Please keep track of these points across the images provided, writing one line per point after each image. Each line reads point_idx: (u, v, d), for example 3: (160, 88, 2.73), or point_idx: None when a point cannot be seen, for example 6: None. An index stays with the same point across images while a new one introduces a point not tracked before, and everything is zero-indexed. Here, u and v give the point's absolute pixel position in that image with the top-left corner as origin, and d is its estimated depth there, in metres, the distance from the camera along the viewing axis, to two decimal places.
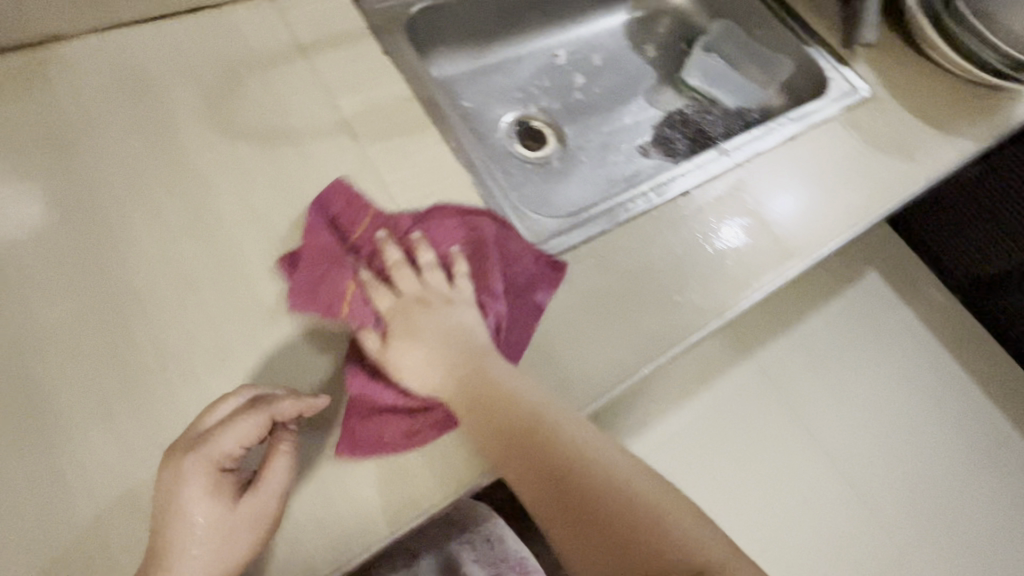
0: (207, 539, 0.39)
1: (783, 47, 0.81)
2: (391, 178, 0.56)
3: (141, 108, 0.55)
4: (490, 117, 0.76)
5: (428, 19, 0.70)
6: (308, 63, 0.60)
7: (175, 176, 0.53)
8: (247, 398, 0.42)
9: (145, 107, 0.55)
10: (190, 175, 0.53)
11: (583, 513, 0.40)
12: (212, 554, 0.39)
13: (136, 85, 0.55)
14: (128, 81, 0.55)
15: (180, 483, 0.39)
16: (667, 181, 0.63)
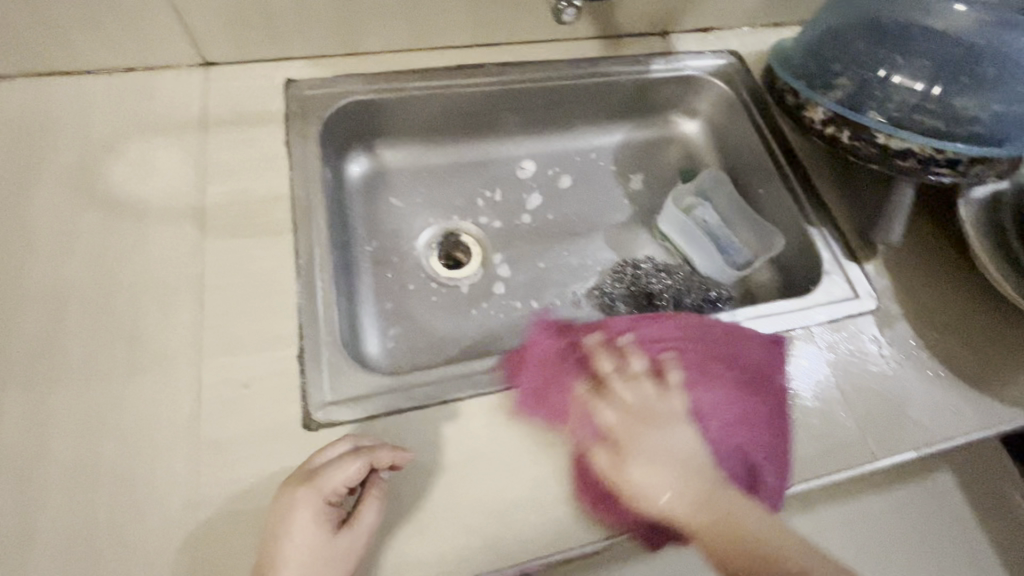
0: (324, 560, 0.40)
1: (785, 218, 0.67)
2: (215, 281, 0.51)
3: (11, 174, 0.53)
4: (417, 221, 0.70)
5: (367, 111, 0.66)
6: (203, 140, 0.58)
7: (18, 254, 0.50)
8: (351, 446, 0.43)
9: (16, 174, 0.53)
10: (32, 257, 0.50)
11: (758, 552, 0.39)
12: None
13: (16, 146, 0.55)
14: (9, 140, 0.55)
15: (293, 510, 0.40)
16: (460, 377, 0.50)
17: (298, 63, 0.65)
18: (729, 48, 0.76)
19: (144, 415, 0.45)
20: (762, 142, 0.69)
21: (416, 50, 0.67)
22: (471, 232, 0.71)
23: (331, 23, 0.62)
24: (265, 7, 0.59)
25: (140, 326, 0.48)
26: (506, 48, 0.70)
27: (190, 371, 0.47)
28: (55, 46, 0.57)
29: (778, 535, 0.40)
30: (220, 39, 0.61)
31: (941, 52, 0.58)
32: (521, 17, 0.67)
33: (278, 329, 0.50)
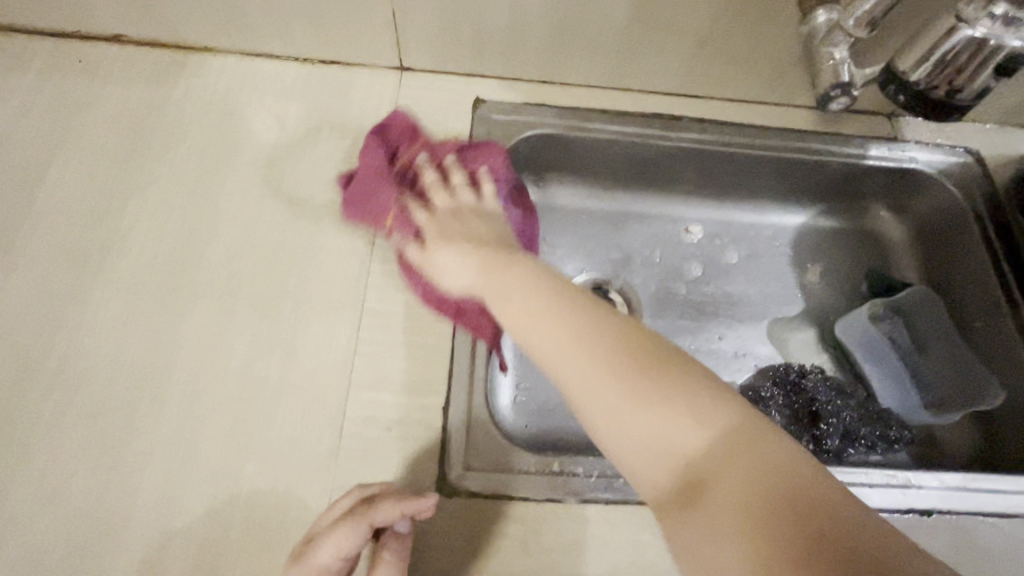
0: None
1: (1009, 368, 0.56)
2: (375, 307, 0.49)
3: (207, 149, 0.54)
4: (566, 267, 0.65)
5: (547, 145, 0.62)
6: (387, 150, 0.57)
7: (198, 231, 0.50)
8: (355, 499, 0.38)
9: (211, 149, 0.54)
10: (210, 238, 0.50)
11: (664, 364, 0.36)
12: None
13: (217, 121, 0.56)
14: (212, 114, 0.56)
15: None
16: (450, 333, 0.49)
17: (492, 83, 0.61)
18: (970, 146, 0.64)
19: (283, 432, 0.43)
20: (997, 267, 0.58)
21: (614, 90, 0.62)
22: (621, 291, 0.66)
23: (538, 50, 0.58)
24: (478, 24, 0.56)
25: (296, 336, 0.47)
26: (710, 104, 0.63)
27: (338, 399, 0.45)
28: (272, 30, 0.57)
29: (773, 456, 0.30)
30: (424, 49, 0.59)
31: None
32: (740, 76, 0.60)
33: (429, 375, 0.47)
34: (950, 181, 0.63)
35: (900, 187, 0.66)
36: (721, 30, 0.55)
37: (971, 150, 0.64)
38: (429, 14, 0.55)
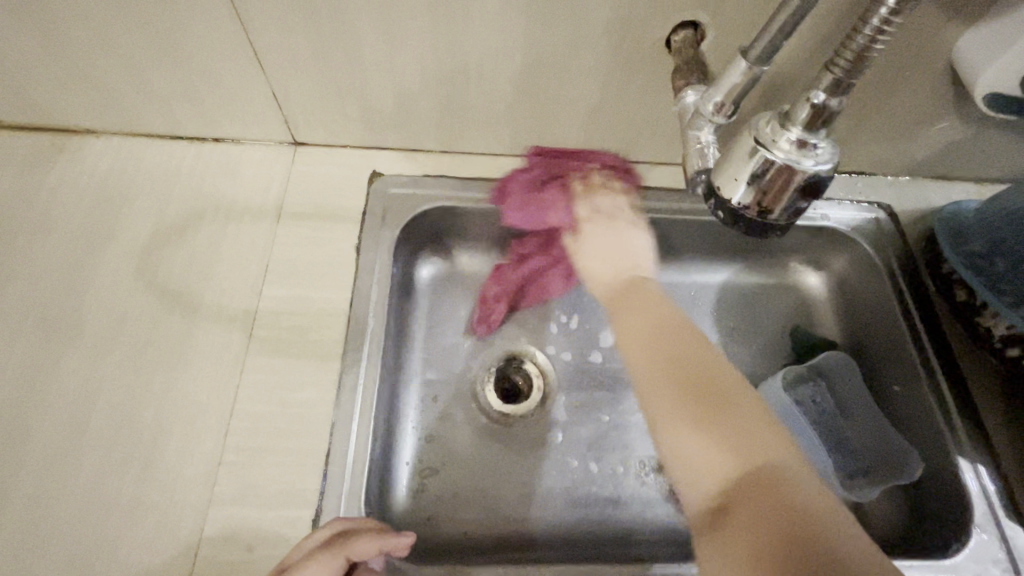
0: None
1: (928, 437, 0.53)
2: (245, 407, 0.46)
3: (78, 238, 0.52)
4: (477, 339, 0.62)
5: (449, 215, 0.60)
6: (274, 231, 0.55)
7: (57, 330, 0.47)
8: (334, 532, 0.39)
9: (81, 238, 0.52)
10: (70, 336, 0.47)
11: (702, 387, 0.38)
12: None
13: (90, 207, 0.53)
14: (86, 199, 0.54)
15: None
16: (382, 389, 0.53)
17: (389, 155, 0.60)
18: (881, 201, 0.63)
19: (128, 557, 0.40)
20: (911, 329, 0.56)
21: (517, 157, 0.61)
22: (536, 362, 0.63)
23: (431, 122, 0.57)
24: (364, 101, 0.54)
25: (154, 443, 0.44)
26: (616, 168, 0.62)
27: (195, 518, 0.41)
28: (153, 112, 0.55)
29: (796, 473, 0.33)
30: (314, 125, 0.57)
31: None
32: (640, 141, 0.59)
33: (299, 483, 0.43)
34: (860, 241, 0.62)
35: (816, 243, 0.64)
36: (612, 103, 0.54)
37: (882, 206, 0.63)
38: (311, 92, 0.53)
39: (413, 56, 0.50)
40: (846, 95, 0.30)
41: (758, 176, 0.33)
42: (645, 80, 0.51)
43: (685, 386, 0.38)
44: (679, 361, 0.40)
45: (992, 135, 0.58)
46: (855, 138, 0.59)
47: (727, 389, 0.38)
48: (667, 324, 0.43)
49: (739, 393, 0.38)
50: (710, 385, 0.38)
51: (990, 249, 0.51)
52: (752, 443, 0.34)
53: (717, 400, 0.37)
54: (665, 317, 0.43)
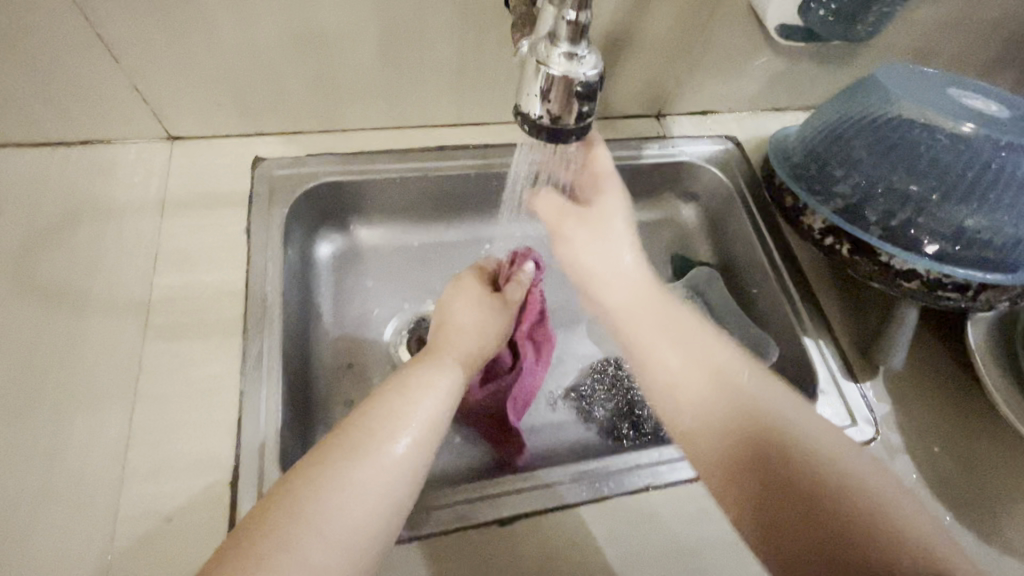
0: (416, 434, 0.43)
1: (781, 325, 0.62)
2: (149, 392, 0.47)
3: None
4: (386, 305, 0.66)
5: (339, 190, 0.62)
6: (160, 223, 0.55)
7: None
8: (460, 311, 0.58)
9: None
10: None
11: (786, 479, 0.38)
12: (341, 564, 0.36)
13: None
14: None
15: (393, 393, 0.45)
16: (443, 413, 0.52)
17: (270, 140, 0.61)
18: (728, 134, 0.72)
19: (40, 549, 0.40)
20: (758, 240, 0.65)
21: (398, 126, 0.64)
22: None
23: (306, 101, 0.59)
24: (233, 85, 0.56)
25: (53, 441, 0.44)
26: (493, 128, 0.67)
27: (109, 499, 0.42)
28: (4, 121, 0.53)
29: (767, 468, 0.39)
30: (185, 117, 0.58)
31: (952, 164, 0.52)
32: (509, 100, 0.64)
33: (213, 449, 0.45)
34: (710, 170, 0.70)
35: (680, 177, 0.72)
36: (473, 64, 0.59)
37: (727, 136, 0.72)
38: (175, 81, 0.54)
39: (273, 32, 0.52)
40: (586, 6, 0.29)
41: (544, 100, 0.31)
42: (498, 39, 0.56)
43: (761, 471, 0.39)
44: (751, 436, 0.40)
45: (799, 63, 0.68)
46: (694, 79, 0.67)
47: (835, 469, 0.38)
48: (724, 399, 0.42)
49: (839, 472, 0.37)
50: (788, 464, 0.38)
51: (806, 158, 0.61)
52: (856, 509, 0.36)
53: (807, 488, 0.37)
54: (671, 378, 0.45)
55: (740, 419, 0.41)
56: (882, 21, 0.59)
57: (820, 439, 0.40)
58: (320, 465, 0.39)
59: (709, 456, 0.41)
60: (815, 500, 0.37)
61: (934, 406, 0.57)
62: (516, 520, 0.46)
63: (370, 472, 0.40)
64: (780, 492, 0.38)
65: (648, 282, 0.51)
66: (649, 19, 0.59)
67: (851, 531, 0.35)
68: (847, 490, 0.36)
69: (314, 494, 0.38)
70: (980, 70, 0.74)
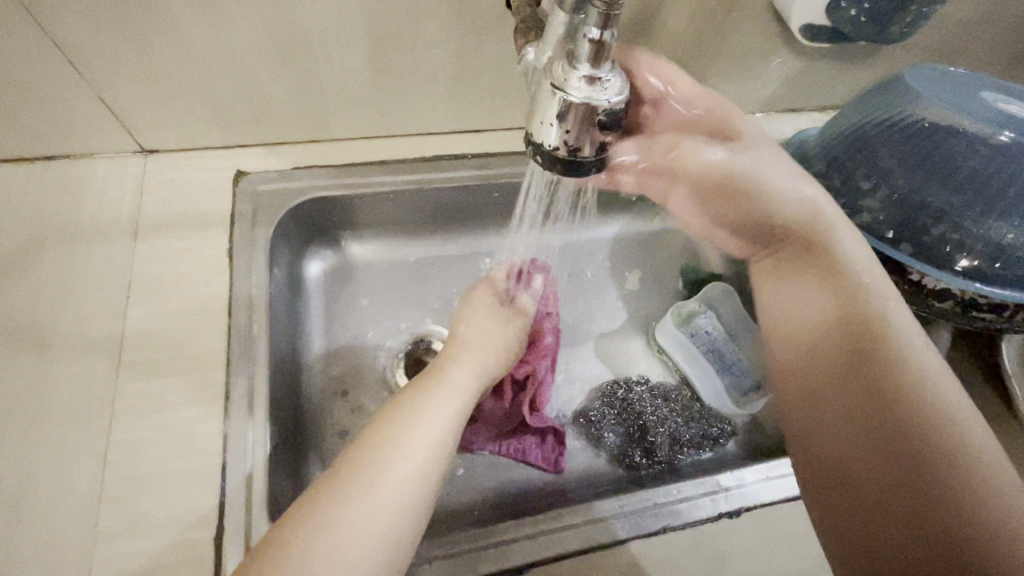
0: (415, 465, 0.40)
1: None
2: (125, 437, 0.43)
3: None
4: (382, 325, 0.62)
5: (329, 206, 0.58)
6: (134, 248, 0.51)
7: None
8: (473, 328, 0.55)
9: None
10: None
11: (891, 424, 0.37)
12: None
13: None
14: None
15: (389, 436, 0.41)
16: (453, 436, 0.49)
17: (253, 152, 0.57)
18: None
19: None
20: None
21: (391, 135, 0.60)
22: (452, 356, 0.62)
23: (290, 111, 0.55)
24: (209, 95, 0.51)
25: (19, 497, 0.40)
26: (493, 136, 0.62)
27: (79, 563, 0.38)
28: None
29: (872, 385, 0.38)
30: (160, 130, 0.53)
31: (990, 176, 0.49)
32: (509, 107, 0.60)
33: (194, 500, 0.41)
34: None
35: None
36: (472, 69, 0.54)
37: None
38: (146, 92, 0.49)
39: (252, 38, 0.47)
40: (612, 24, 0.25)
41: (561, 129, 0.27)
42: (499, 41, 0.52)
43: (860, 408, 0.38)
44: (866, 381, 0.39)
45: (817, 63, 0.64)
46: (706, 81, 0.63)
47: (949, 435, 0.36)
48: (844, 326, 0.42)
49: (952, 442, 0.35)
50: (903, 416, 0.37)
51: (828, 167, 0.57)
52: (963, 480, 0.34)
53: (917, 448, 0.35)
54: (805, 320, 0.44)
55: (857, 334, 0.41)
56: (920, 21, 0.54)
57: (944, 404, 0.37)
58: (321, 498, 0.37)
59: (813, 364, 0.42)
60: (917, 455, 0.35)
61: None
62: (526, 569, 0.43)
63: (371, 501, 0.37)
64: (874, 435, 0.37)
65: (805, 217, 0.46)
66: (660, 19, 0.55)
67: (953, 497, 0.33)
68: (959, 461, 0.34)
69: (315, 522, 0.36)
70: (1004, 70, 0.70)
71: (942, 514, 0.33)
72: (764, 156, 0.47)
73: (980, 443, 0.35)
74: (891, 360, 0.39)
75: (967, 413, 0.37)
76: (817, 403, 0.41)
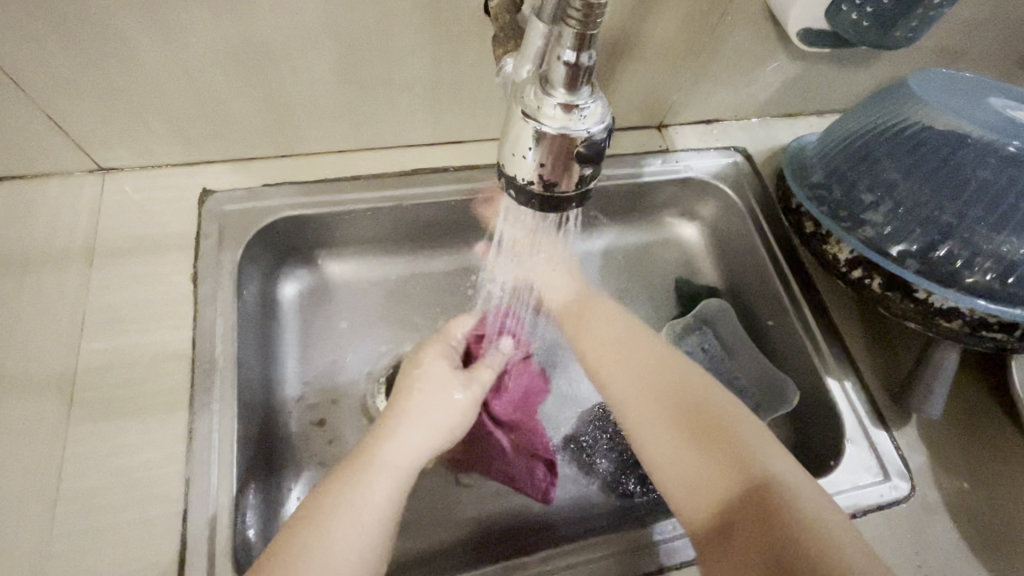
0: (389, 490, 0.42)
1: (802, 363, 0.56)
2: (76, 487, 0.40)
3: None
4: (361, 348, 0.58)
5: (302, 225, 0.55)
6: (89, 276, 0.47)
7: None
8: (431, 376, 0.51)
9: None
10: None
11: (704, 441, 0.43)
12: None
13: None
14: None
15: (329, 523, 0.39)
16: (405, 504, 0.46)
17: (219, 169, 0.54)
18: (737, 145, 0.65)
19: None
20: (774, 267, 0.59)
21: (367, 148, 0.57)
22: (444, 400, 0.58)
23: (257, 125, 0.51)
24: (168, 110, 0.48)
25: None
26: (475, 147, 0.59)
27: None
28: None
29: (723, 465, 0.42)
30: (116, 147, 0.50)
31: (999, 188, 0.46)
32: (492, 117, 0.57)
33: (153, 554, 0.38)
34: (718, 187, 0.63)
35: (685, 194, 0.65)
36: (450, 79, 0.51)
37: (736, 147, 0.65)
38: (98, 108, 0.46)
39: (212, 49, 0.44)
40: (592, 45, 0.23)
41: (536, 163, 0.24)
42: (478, 49, 0.49)
43: (711, 469, 0.42)
44: (682, 411, 0.46)
45: (814, 66, 0.61)
46: (699, 87, 0.60)
47: (739, 435, 0.43)
48: (648, 363, 0.50)
49: (745, 444, 0.42)
50: (711, 431, 0.44)
51: (828, 178, 0.54)
52: (760, 475, 0.40)
53: (751, 490, 0.40)
54: (615, 369, 0.51)
55: (660, 376, 0.49)
56: (923, 27, 0.52)
57: (727, 408, 0.45)
58: (320, 499, 0.40)
59: (639, 406, 0.48)
60: (728, 463, 0.42)
61: (974, 452, 0.51)
62: None
63: (360, 503, 0.40)
64: (693, 452, 0.43)
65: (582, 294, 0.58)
66: (650, 23, 0.52)
67: (759, 486, 0.40)
68: (755, 456, 0.42)
69: (313, 514, 0.39)
70: (1007, 73, 0.68)
71: (758, 506, 0.39)
72: (541, 276, 0.59)
73: (752, 436, 0.43)
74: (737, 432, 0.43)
75: (738, 410, 0.45)
76: (645, 435, 0.46)
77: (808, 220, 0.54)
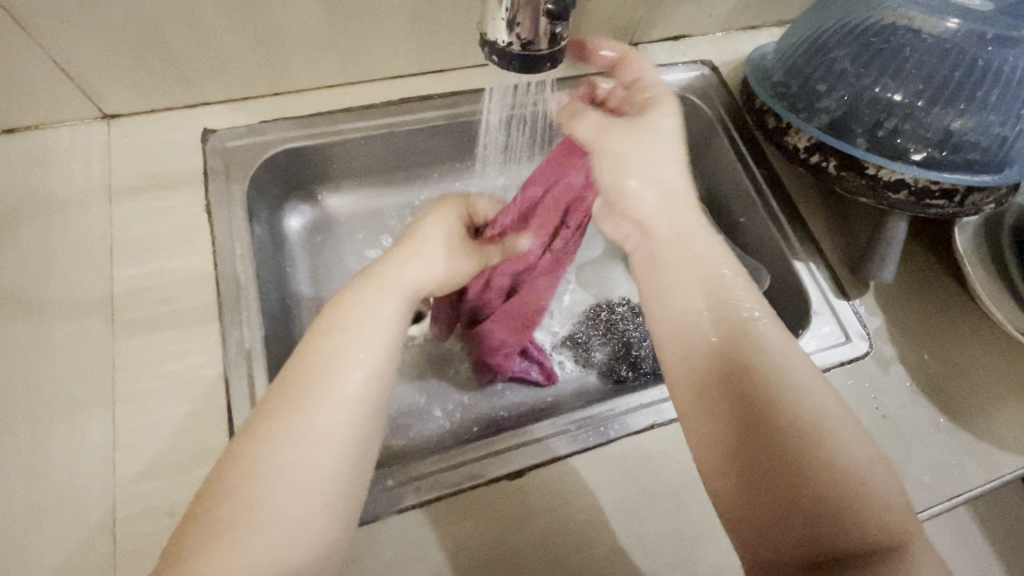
0: (360, 373, 0.38)
1: (771, 252, 0.62)
2: (127, 390, 0.44)
3: None
4: (364, 270, 0.63)
5: (300, 158, 0.58)
6: (110, 212, 0.51)
7: None
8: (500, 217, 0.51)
9: None
10: None
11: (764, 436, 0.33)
12: (325, 505, 0.35)
13: None
14: None
15: (225, 493, 0.33)
16: (398, 466, 0.45)
17: (218, 110, 0.57)
18: (703, 58, 0.69)
19: (43, 560, 0.39)
20: (742, 167, 0.63)
21: (355, 81, 0.60)
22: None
23: (250, 64, 0.54)
24: (167, 54, 0.50)
25: (35, 454, 0.42)
26: (457, 76, 0.62)
27: (104, 505, 0.40)
28: None
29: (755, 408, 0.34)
30: (119, 92, 0.53)
31: (934, 68, 0.51)
32: (470, 42, 0.60)
33: (207, 441, 0.43)
34: (685, 99, 0.67)
35: None
36: (430, 7, 0.54)
37: (703, 61, 0.69)
38: (98, 53, 0.48)
39: None
40: None
41: (511, 24, 0.30)
42: None
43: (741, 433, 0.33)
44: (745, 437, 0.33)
45: None
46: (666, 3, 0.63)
47: (810, 435, 0.33)
48: (702, 338, 0.37)
49: (813, 456, 0.32)
50: (776, 446, 0.32)
51: (787, 75, 0.58)
52: (844, 489, 0.31)
53: (769, 445, 0.33)
54: (702, 333, 0.37)
55: (733, 355, 0.36)
56: None
57: (820, 406, 0.34)
58: (264, 441, 0.35)
59: (697, 420, 0.35)
60: (799, 475, 0.31)
61: (928, 316, 0.57)
62: (524, 472, 0.46)
63: (333, 417, 0.36)
64: (752, 460, 0.33)
65: (674, 210, 0.42)
66: None
67: (812, 508, 0.31)
68: (821, 457, 0.32)
69: (261, 464, 0.34)
70: None
71: (819, 521, 0.31)
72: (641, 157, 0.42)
73: (852, 447, 0.33)
74: (770, 380, 0.34)
75: (809, 404, 0.34)
76: (699, 435, 0.35)
77: (770, 118, 0.58)
